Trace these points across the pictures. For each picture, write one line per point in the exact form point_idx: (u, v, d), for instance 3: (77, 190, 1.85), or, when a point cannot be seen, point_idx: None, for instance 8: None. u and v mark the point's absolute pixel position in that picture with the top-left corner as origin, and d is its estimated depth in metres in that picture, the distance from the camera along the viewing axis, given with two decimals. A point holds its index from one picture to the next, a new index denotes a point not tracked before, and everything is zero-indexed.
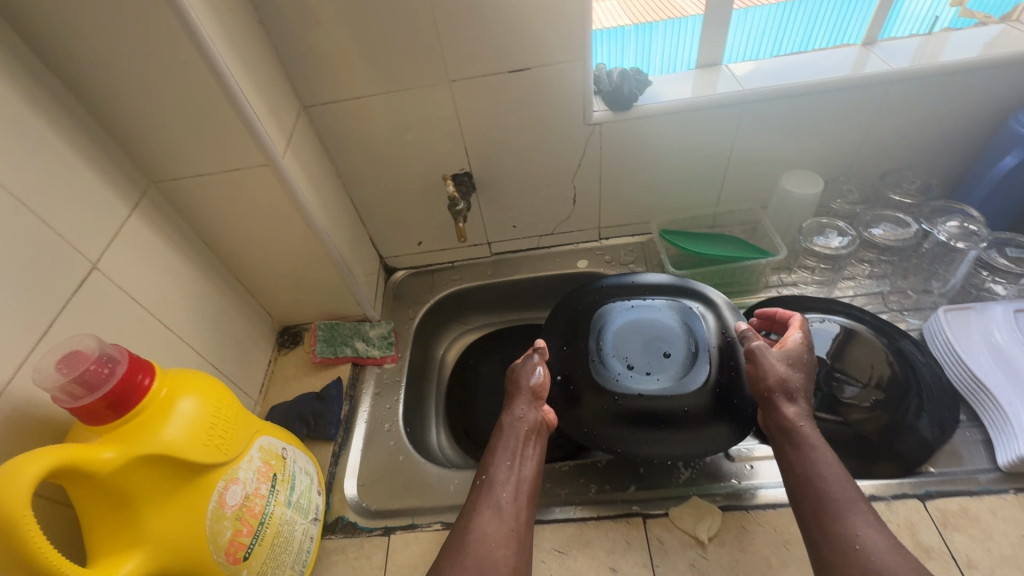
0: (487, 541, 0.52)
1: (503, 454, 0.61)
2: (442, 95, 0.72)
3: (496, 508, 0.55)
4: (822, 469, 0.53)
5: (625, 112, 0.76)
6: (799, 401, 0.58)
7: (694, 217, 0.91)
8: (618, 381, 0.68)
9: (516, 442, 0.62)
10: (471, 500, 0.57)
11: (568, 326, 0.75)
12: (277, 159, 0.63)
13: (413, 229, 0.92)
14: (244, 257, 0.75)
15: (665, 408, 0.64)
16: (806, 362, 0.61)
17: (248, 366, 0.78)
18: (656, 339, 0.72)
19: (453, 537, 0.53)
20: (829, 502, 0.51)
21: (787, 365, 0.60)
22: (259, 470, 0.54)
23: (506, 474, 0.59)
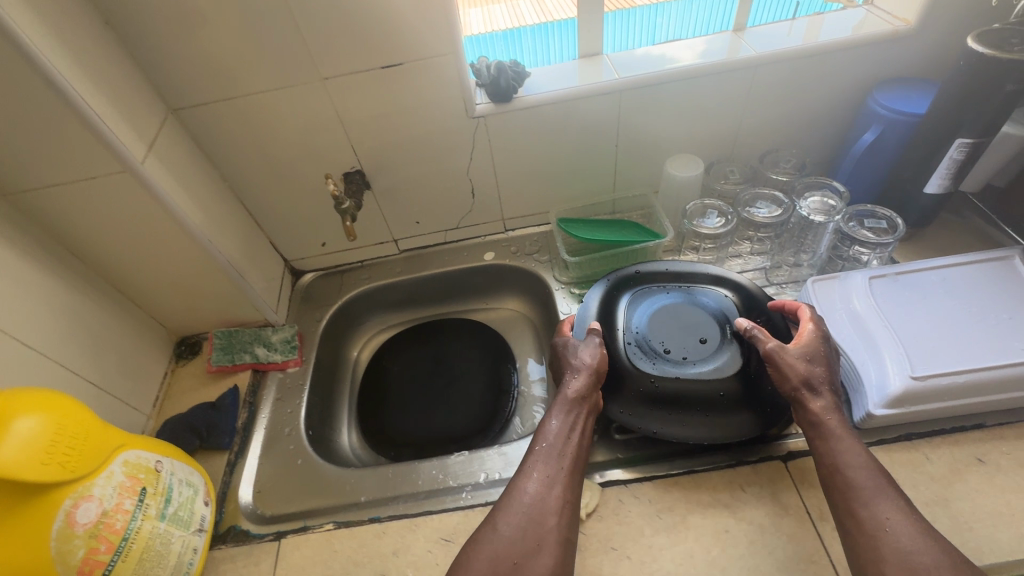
0: (538, 510, 0.55)
1: (561, 425, 0.62)
2: (319, 94, 0.72)
3: (550, 478, 0.58)
4: (852, 459, 0.54)
5: (506, 104, 0.77)
6: (823, 395, 0.59)
7: (594, 204, 0.93)
8: (654, 364, 0.68)
9: (575, 414, 0.63)
10: (524, 467, 0.60)
11: (603, 309, 0.75)
12: (135, 166, 0.61)
13: (315, 230, 0.91)
14: (123, 268, 0.72)
15: (700, 391, 0.65)
16: (829, 356, 0.61)
17: (137, 380, 0.76)
18: (691, 324, 0.72)
19: (503, 505, 0.57)
20: (857, 489, 0.53)
21: (807, 361, 0.60)
22: (121, 485, 0.53)
23: (562, 446, 0.60)
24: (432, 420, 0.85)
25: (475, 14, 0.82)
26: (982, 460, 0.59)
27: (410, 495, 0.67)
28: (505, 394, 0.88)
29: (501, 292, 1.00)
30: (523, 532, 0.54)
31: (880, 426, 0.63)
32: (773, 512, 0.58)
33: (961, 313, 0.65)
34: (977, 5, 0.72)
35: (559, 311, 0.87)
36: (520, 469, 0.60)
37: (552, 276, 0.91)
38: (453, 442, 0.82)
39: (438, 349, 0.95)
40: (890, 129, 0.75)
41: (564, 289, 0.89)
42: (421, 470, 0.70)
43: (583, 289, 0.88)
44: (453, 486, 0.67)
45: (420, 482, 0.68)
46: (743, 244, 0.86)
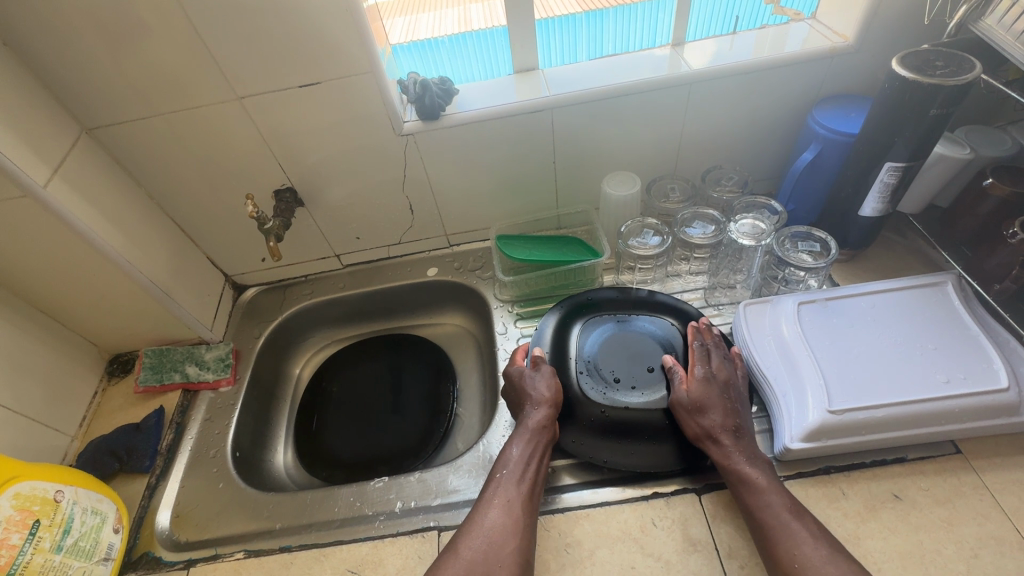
0: (499, 537, 0.54)
1: (523, 452, 0.61)
2: (238, 112, 0.70)
3: (512, 505, 0.57)
4: (767, 500, 0.54)
5: (435, 122, 0.75)
6: (723, 440, 0.59)
7: (538, 219, 0.91)
8: (606, 396, 0.69)
9: (536, 441, 0.63)
10: (484, 495, 0.59)
11: (556, 338, 0.76)
12: (37, 190, 0.60)
13: (253, 246, 0.90)
14: (42, 290, 0.71)
15: (649, 420, 0.66)
16: (721, 399, 0.63)
17: (60, 402, 0.75)
18: (639, 354, 0.74)
19: (460, 535, 0.55)
20: (771, 531, 0.52)
21: (699, 412, 0.62)
22: (9, 519, 0.52)
23: (524, 472, 0.60)
24: (367, 439, 0.84)
25: (452, 15, 0.78)
26: (899, 497, 0.57)
27: (325, 523, 0.66)
28: (442, 413, 0.86)
29: (447, 307, 0.98)
30: (481, 559, 0.52)
31: (799, 459, 0.61)
32: (681, 548, 0.57)
33: (888, 343, 0.64)
34: (911, 22, 0.71)
35: (496, 330, 0.85)
36: (479, 498, 0.59)
37: (493, 293, 0.89)
38: (385, 462, 0.81)
39: (381, 366, 0.94)
40: (829, 148, 0.73)
41: (503, 307, 0.87)
42: (339, 497, 0.69)
43: (521, 307, 0.87)
44: (370, 514, 0.66)
45: (337, 510, 0.67)
46: (682, 264, 0.85)
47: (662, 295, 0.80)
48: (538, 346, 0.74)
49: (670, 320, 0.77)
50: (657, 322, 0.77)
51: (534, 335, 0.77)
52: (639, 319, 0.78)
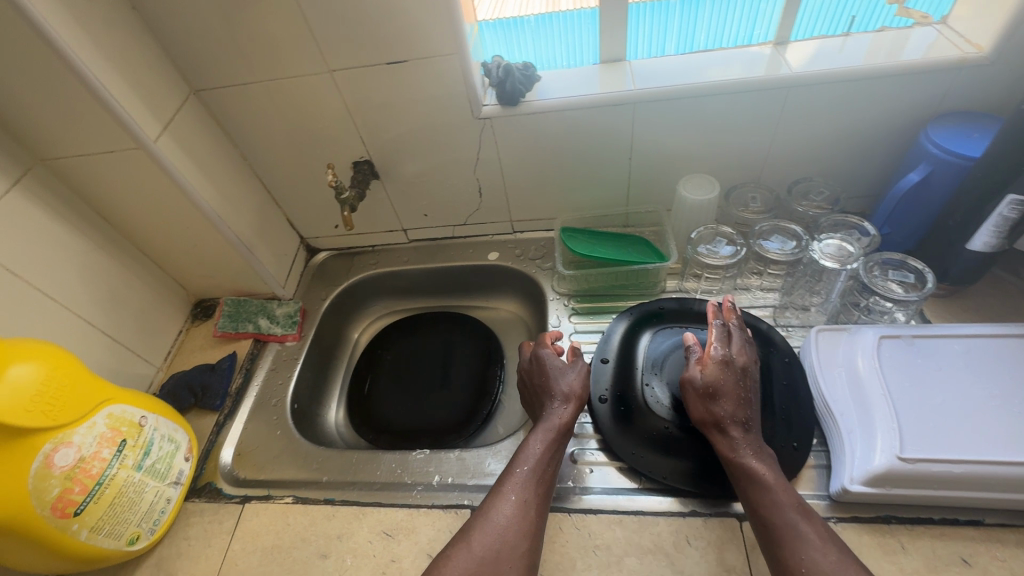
0: (513, 533, 0.54)
1: (543, 450, 0.61)
2: (328, 85, 0.73)
3: (529, 502, 0.57)
4: (775, 498, 0.53)
5: (514, 108, 0.75)
6: (731, 432, 0.58)
7: (604, 215, 0.90)
8: (672, 410, 0.67)
9: (558, 441, 0.62)
10: (499, 490, 0.58)
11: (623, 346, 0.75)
12: (148, 144, 0.65)
13: (328, 213, 0.94)
14: (145, 233, 0.79)
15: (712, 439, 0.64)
16: (737, 386, 0.60)
17: (151, 336, 0.84)
18: None
19: (472, 529, 0.55)
20: (773, 531, 0.51)
21: (713, 399, 0.59)
22: (103, 435, 0.59)
23: (543, 471, 0.60)
24: (413, 409, 0.88)
25: None
26: (968, 562, 0.52)
27: (367, 483, 0.70)
28: (486, 396, 0.88)
29: (503, 292, 0.99)
30: (493, 558, 0.52)
31: (856, 503, 0.57)
32: (714, 572, 0.55)
33: (980, 393, 0.58)
34: None
35: (549, 322, 0.85)
36: (494, 492, 0.59)
37: (551, 284, 0.89)
38: (427, 435, 0.84)
39: (433, 342, 0.97)
40: (941, 171, 0.66)
41: (558, 300, 0.87)
42: (382, 461, 0.72)
43: (578, 301, 0.86)
44: (408, 483, 0.69)
45: (380, 473, 0.71)
46: (753, 278, 0.81)
47: (738, 312, 0.76)
48: (603, 353, 0.74)
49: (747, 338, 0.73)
50: None
51: (600, 340, 0.77)
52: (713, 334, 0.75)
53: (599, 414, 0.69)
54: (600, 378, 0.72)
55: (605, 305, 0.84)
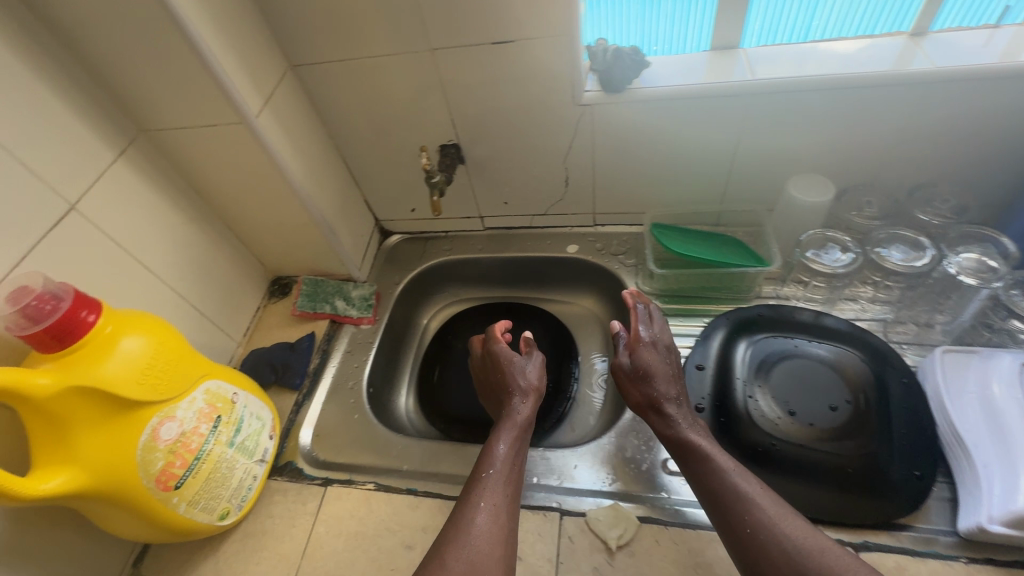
0: (488, 531, 0.53)
1: (509, 449, 0.62)
2: (427, 63, 0.71)
3: (500, 498, 0.56)
4: (715, 466, 0.55)
5: (618, 94, 0.71)
6: (667, 410, 0.62)
7: (695, 212, 0.85)
8: (776, 426, 0.63)
9: (520, 437, 0.64)
10: (468, 498, 0.56)
11: (720, 354, 0.71)
12: (251, 119, 0.64)
13: (406, 196, 0.93)
14: (234, 208, 0.79)
15: (823, 462, 0.59)
16: (661, 365, 0.65)
17: (233, 311, 0.84)
18: (820, 384, 0.65)
19: (447, 537, 0.53)
20: (732, 510, 0.52)
21: (650, 378, 0.64)
22: (201, 410, 0.59)
23: (509, 470, 0.60)
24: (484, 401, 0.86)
25: None
26: None
27: (449, 476, 0.69)
28: (561, 394, 0.85)
29: (578, 286, 0.96)
30: (475, 563, 0.50)
31: (988, 542, 0.53)
32: None
33: None
34: None
35: (635, 321, 0.81)
36: (463, 500, 0.57)
37: (634, 282, 0.86)
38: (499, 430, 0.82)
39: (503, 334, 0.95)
40: None
41: (642, 298, 0.83)
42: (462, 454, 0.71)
43: (664, 301, 0.82)
44: None
45: (461, 466, 0.69)
46: (864, 289, 0.75)
47: (845, 324, 0.71)
48: (698, 359, 0.71)
49: (858, 352, 0.67)
50: (841, 352, 0.68)
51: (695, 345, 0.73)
52: (819, 346, 0.69)
53: None
54: (696, 385, 0.69)
55: (694, 307, 0.80)
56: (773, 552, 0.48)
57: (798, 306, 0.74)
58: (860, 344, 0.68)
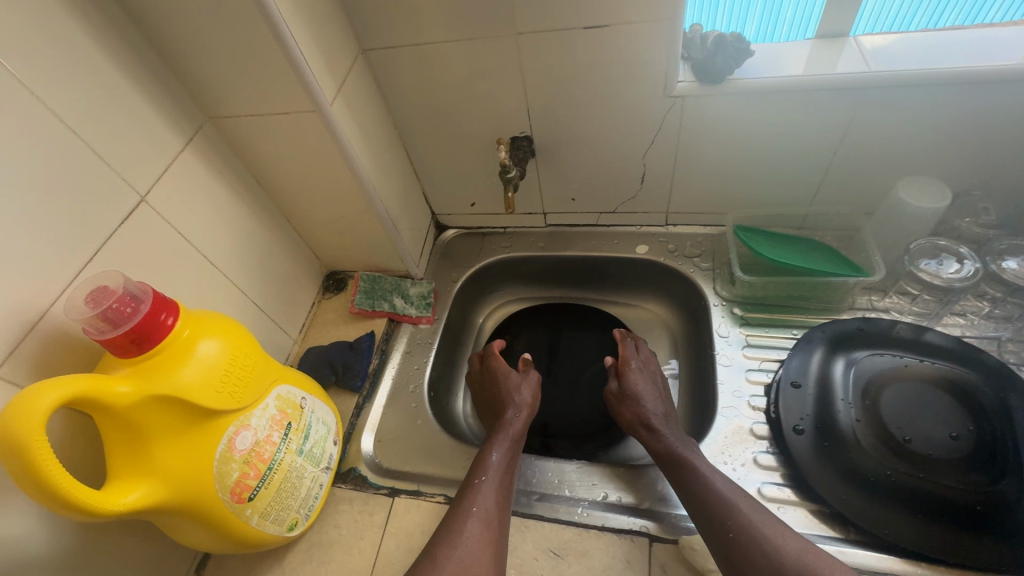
0: (478, 530, 0.54)
1: (501, 458, 0.63)
2: (508, 49, 0.66)
3: (491, 500, 0.57)
4: (697, 473, 0.57)
5: (714, 85, 0.65)
6: (654, 426, 0.66)
7: (781, 214, 0.79)
8: (886, 456, 0.58)
9: (513, 444, 0.66)
10: (460, 504, 0.57)
11: (819, 371, 0.66)
12: (325, 108, 0.60)
13: (467, 189, 0.88)
14: (296, 200, 0.75)
15: (941, 497, 0.55)
16: (649, 390, 0.71)
17: (290, 306, 0.81)
18: (932, 411, 0.60)
19: (440, 538, 0.54)
20: (718, 518, 0.53)
21: (643, 401, 0.69)
22: (273, 418, 0.56)
23: (501, 477, 0.61)
24: (546, 409, 0.82)
25: None
26: None
27: (522, 489, 0.65)
28: None
29: (644, 289, 0.91)
30: (466, 564, 0.51)
31: None
32: None
33: None
34: None
35: (716, 331, 0.76)
36: (455, 507, 0.58)
37: (711, 288, 0.80)
38: (564, 440, 0.79)
39: (564, 338, 0.91)
40: None
41: (723, 306, 0.78)
42: (535, 467, 0.67)
43: (747, 310, 0.77)
44: (566, 496, 0.64)
45: (534, 479, 0.66)
46: (976, 303, 0.70)
47: (950, 339, 0.65)
48: (793, 376, 0.66)
49: (975, 374, 0.62)
50: (955, 374, 0.62)
51: (787, 359, 0.68)
52: (930, 366, 0.64)
53: (796, 445, 0.62)
54: (793, 404, 0.65)
55: (778, 317, 0.75)
56: (756, 554, 0.49)
57: (902, 321, 0.69)
58: (976, 366, 0.63)
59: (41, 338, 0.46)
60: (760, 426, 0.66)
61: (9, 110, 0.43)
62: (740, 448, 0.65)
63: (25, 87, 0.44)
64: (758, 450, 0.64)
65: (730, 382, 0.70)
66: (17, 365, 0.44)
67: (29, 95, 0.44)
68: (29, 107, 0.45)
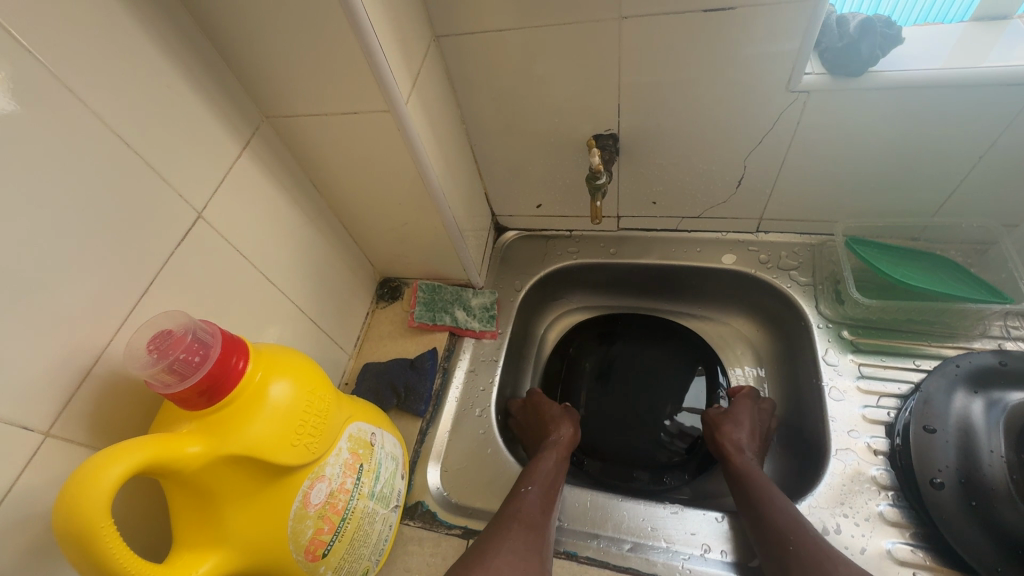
0: (522, 534, 0.52)
1: (549, 470, 0.61)
2: (605, 36, 0.57)
3: (537, 509, 0.56)
4: (770, 498, 0.55)
5: (849, 80, 0.55)
6: (747, 456, 0.62)
7: (899, 225, 0.70)
8: None
9: (561, 459, 0.64)
10: (505, 509, 0.55)
11: (959, 413, 0.57)
12: (400, 107, 0.53)
13: (535, 190, 0.80)
14: (355, 205, 0.68)
15: None
16: (751, 421, 0.67)
17: (345, 320, 0.75)
18: None
19: (484, 540, 0.52)
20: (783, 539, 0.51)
21: (744, 429, 0.66)
22: (346, 462, 0.49)
23: (545, 487, 0.59)
24: (625, 436, 0.76)
25: None
26: None
27: (611, 538, 0.59)
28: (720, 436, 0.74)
29: (726, 300, 0.82)
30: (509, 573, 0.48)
31: None
32: None
33: None
34: None
35: (824, 358, 0.68)
36: (500, 513, 0.56)
37: (813, 307, 0.72)
38: (641, 467, 0.73)
39: (637, 353, 0.84)
40: None
41: (829, 328, 0.70)
42: (623, 510, 0.61)
43: (857, 334, 0.69)
44: (662, 547, 0.57)
45: (624, 525, 0.59)
46: None
47: None
48: (924, 419, 0.58)
49: None
50: None
51: (915, 399, 0.61)
52: None
53: (933, 501, 0.54)
54: (929, 452, 0.57)
55: (896, 344, 0.67)
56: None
57: None
58: None
59: (96, 385, 0.40)
60: (882, 474, 0.59)
61: (53, 119, 0.37)
62: (862, 499, 0.58)
63: (68, 90, 0.38)
64: (883, 503, 0.57)
65: (844, 419, 0.63)
66: (70, 421, 0.39)
67: (73, 100, 0.38)
68: (74, 115, 0.38)
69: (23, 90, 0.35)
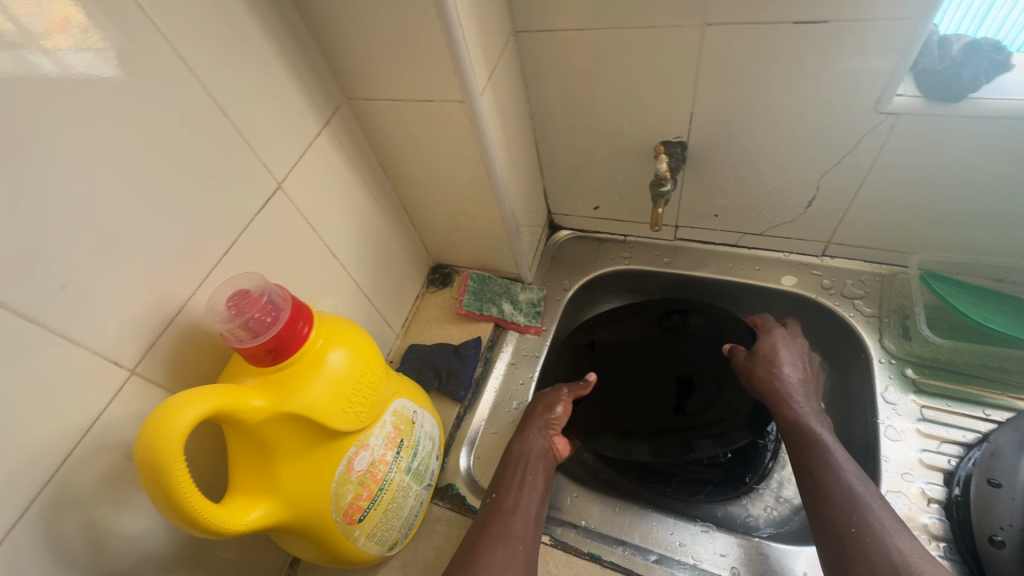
0: (498, 551, 0.51)
1: (523, 476, 0.59)
2: (685, 41, 0.56)
3: (505, 524, 0.54)
4: (824, 460, 0.53)
5: (945, 104, 0.52)
6: (799, 401, 0.60)
7: (985, 263, 0.65)
8: None
9: (539, 461, 0.61)
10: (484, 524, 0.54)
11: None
12: (475, 99, 0.54)
13: (594, 191, 0.80)
14: (418, 190, 0.70)
15: None
16: (791, 356, 0.64)
17: (397, 299, 0.77)
18: None
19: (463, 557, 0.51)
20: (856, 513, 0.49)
21: (788, 370, 0.63)
22: (389, 435, 0.51)
23: (520, 497, 0.57)
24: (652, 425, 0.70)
25: None
26: None
27: (638, 546, 0.58)
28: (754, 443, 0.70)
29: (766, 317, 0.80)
30: None
31: None
32: None
33: None
34: None
35: (882, 395, 0.65)
36: (478, 527, 0.55)
37: (876, 340, 0.69)
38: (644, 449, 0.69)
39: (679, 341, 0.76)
40: None
41: (892, 364, 0.67)
42: (652, 521, 0.60)
43: (922, 374, 0.65)
44: (688, 563, 0.57)
45: (652, 535, 0.59)
46: None
47: None
48: (988, 473, 0.56)
49: None
50: None
51: (980, 452, 0.58)
52: None
53: (992, 561, 0.52)
54: (992, 509, 0.54)
55: (966, 390, 0.63)
56: (875, 559, 0.46)
57: None
58: None
59: (177, 334, 0.44)
60: (935, 524, 0.56)
61: (166, 86, 0.40)
62: None
63: (181, 59, 0.41)
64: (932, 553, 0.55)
65: (900, 460, 0.60)
66: (152, 363, 0.42)
67: (184, 68, 0.41)
68: (183, 83, 0.42)
69: (103, 66, 0.36)
